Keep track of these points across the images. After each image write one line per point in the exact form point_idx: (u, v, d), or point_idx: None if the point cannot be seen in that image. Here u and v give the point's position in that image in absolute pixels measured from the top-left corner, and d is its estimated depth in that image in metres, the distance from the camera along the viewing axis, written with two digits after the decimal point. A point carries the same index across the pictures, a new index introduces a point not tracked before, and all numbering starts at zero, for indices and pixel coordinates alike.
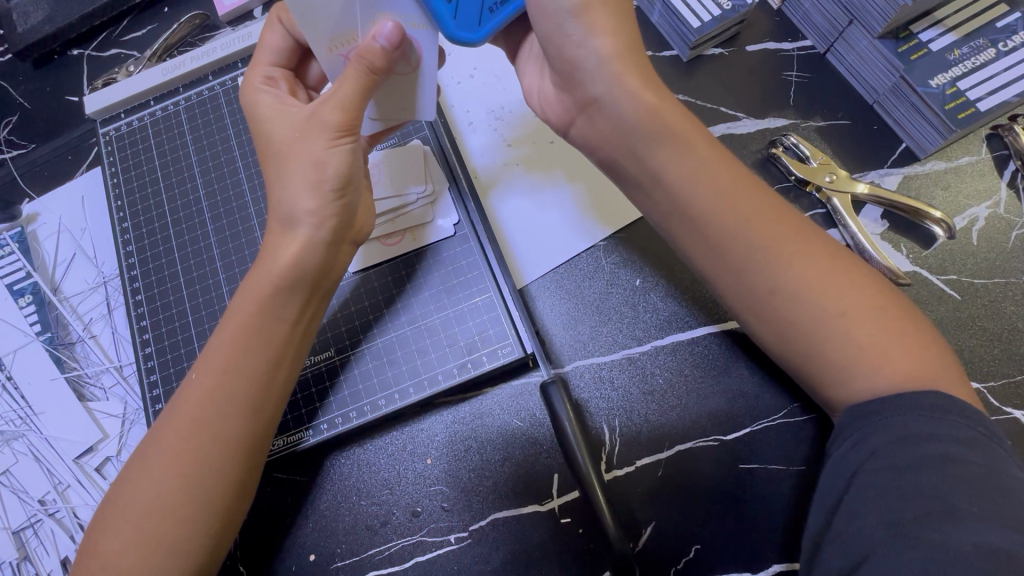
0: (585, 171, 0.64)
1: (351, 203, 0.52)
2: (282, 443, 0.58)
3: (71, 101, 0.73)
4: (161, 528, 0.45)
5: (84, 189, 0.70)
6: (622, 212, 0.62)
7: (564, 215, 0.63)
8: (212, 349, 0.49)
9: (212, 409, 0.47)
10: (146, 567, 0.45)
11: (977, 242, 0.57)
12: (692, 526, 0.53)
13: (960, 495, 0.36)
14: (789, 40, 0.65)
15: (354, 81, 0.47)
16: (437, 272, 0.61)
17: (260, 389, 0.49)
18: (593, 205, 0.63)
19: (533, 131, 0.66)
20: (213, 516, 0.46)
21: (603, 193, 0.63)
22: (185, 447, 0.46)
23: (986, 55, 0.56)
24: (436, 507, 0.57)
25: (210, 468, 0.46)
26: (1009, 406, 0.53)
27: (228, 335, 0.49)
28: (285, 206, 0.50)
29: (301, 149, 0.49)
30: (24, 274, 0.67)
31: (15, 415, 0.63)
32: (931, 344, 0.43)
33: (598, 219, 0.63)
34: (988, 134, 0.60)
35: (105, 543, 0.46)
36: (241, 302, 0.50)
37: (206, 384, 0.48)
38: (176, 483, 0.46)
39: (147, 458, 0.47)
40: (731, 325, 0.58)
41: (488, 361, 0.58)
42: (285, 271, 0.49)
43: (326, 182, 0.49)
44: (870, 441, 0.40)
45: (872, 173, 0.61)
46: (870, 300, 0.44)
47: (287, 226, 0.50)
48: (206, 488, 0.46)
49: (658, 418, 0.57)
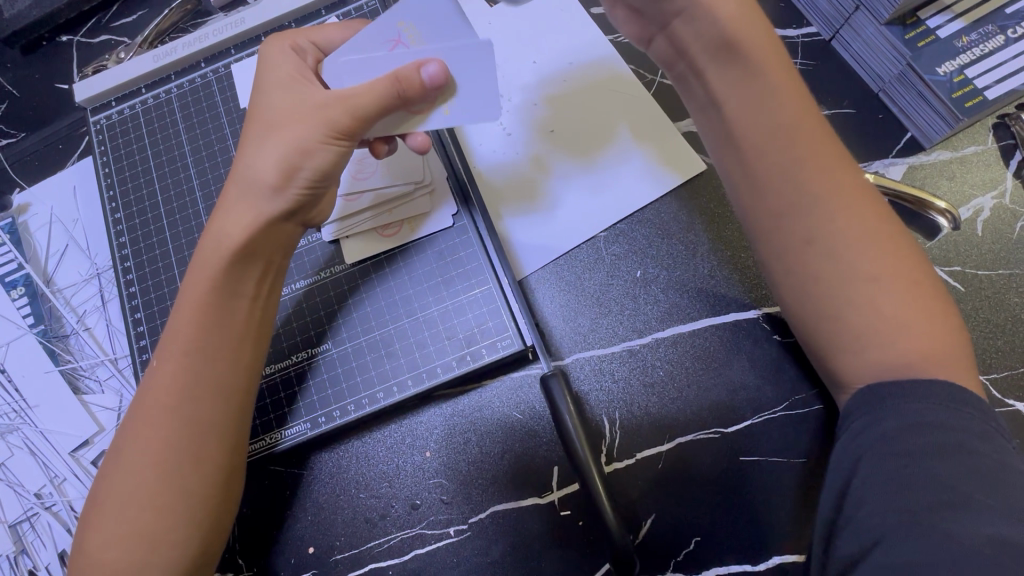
0: (621, 133, 0.64)
1: (319, 193, 0.53)
2: (265, 442, 0.57)
3: (62, 88, 0.71)
4: (147, 521, 0.45)
5: (76, 179, 0.68)
6: (684, 166, 0.62)
7: (636, 172, 0.62)
8: (171, 333, 0.48)
9: (183, 393, 0.46)
10: (135, 558, 0.44)
11: (982, 233, 0.57)
12: (693, 519, 0.53)
13: (969, 485, 0.35)
14: (793, 27, 0.64)
15: (382, 91, 0.48)
16: (434, 263, 0.60)
17: (230, 370, 0.48)
18: (658, 163, 0.63)
19: (536, 115, 0.65)
20: (199, 506, 0.46)
21: (665, 135, 0.63)
22: (162, 436, 0.46)
23: (995, 42, 0.55)
24: (435, 499, 0.56)
25: (189, 456, 0.46)
26: (1012, 398, 0.53)
27: (184, 318, 0.48)
28: (251, 180, 0.49)
29: (291, 132, 0.49)
30: (16, 266, 0.66)
31: (9, 408, 0.62)
32: (948, 332, 0.42)
33: (661, 178, 0.62)
34: (995, 123, 0.59)
35: (95, 540, 0.45)
36: (195, 275, 0.49)
37: (172, 372, 0.47)
38: (155, 473, 0.45)
39: (124, 451, 0.46)
40: (775, 308, 0.57)
41: (486, 354, 0.57)
42: (237, 245, 0.49)
43: (302, 171, 0.49)
44: (877, 428, 0.40)
45: (877, 163, 0.60)
46: (896, 277, 0.42)
47: (245, 198, 0.50)
48: (186, 477, 0.45)
49: (659, 410, 0.56)
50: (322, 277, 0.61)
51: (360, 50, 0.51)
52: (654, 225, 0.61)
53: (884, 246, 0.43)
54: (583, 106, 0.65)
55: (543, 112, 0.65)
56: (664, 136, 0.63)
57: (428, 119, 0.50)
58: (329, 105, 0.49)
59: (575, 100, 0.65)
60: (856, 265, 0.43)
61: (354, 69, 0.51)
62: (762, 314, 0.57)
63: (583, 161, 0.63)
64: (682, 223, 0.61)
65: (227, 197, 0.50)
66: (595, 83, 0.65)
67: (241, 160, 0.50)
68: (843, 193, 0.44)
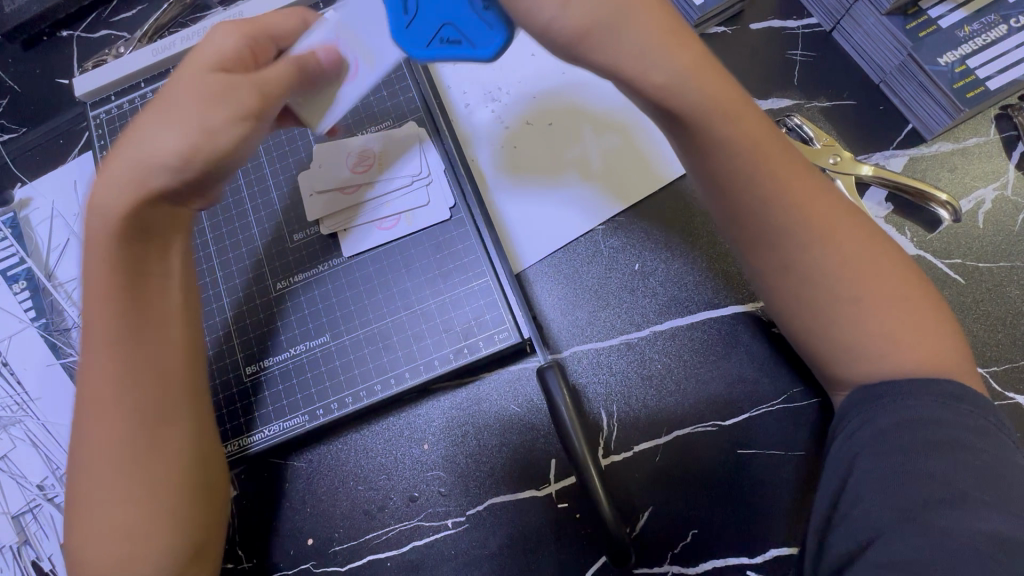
0: (584, 149, 0.63)
1: (214, 184, 0.46)
2: (235, 446, 0.57)
3: (63, 83, 0.72)
4: (122, 520, 0.44)
5: (76, 173, 0.69)
6: (641, 186, 0.62)
7: (580, 203, 0.62)
8: (87, 327, 0.45)
9: (154, 386, 0.46)
10: (118, 556, 0.44)
11: (983, 225, 0.56)
12: (692, 511, 0.53)
13: (967, 482, 0.35)
14: (794, 18, 0.63)
15: (284, 69, 0.45)
16: (434, 256, 0.60)
17: (152, 357, 0.46)
18: (603, 185, 0.62)
19: (511, 123, 0.65)
20: (172, 500, 0.46)
21: (613, 168, 0.62)
22: (113, 435, 0.44)
23: (998, 32, 0.55)
24: (434, 492, 0.57)
25: (151, 448, 0.45)
26: (1012, 391, 0.53)
27: (95, 307, 0.45)
28: (139, 139, 0.43)
29: (186, 107, 0.42)
30: (18, 260, 0.67)
31: (12, 401, 0.63)
32: (946, 325, 0.42)
33: (610, 198, 0.62)
34: (997, 114, 0.58)
35: (77, 538, 0.45)
36: (90, 253, 0.44)
37: (104, 368, 0.44)
38: (123, 472, 0.45)
39: (80, 452, 0.45)
40: (756, 305, 0.57)
41: (484, 346, 0.57)
42: (123, 227, 0.43)
43: (198, 155, 0.42)
44: (873, 423, 0.39)
45: (877, 155, 0.59)
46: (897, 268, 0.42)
47: (129, 174, 0.42)
48: (153, 470, 0.45)
49: (656, 402, 0.56)
50: (319, 270, 0.61)
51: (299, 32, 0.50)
52: (658, 214, 0.61)
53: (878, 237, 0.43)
54: (556, 116, 0.65)
55: (520, 118, 0.65)
56: (624, 156, 0.63)
57: (336, 91, 0.49)
58: (233, 89, 0.43)
59: (549, 108, 0.65)
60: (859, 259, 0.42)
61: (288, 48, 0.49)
62: (757, 308, 0.57)
63: (542, 173, 0.63)
64: (681, 215, 0.60)
65: (111, 163, 0.43)
66: (567, 92, 0.65)
67: (130, 129, 0.43)
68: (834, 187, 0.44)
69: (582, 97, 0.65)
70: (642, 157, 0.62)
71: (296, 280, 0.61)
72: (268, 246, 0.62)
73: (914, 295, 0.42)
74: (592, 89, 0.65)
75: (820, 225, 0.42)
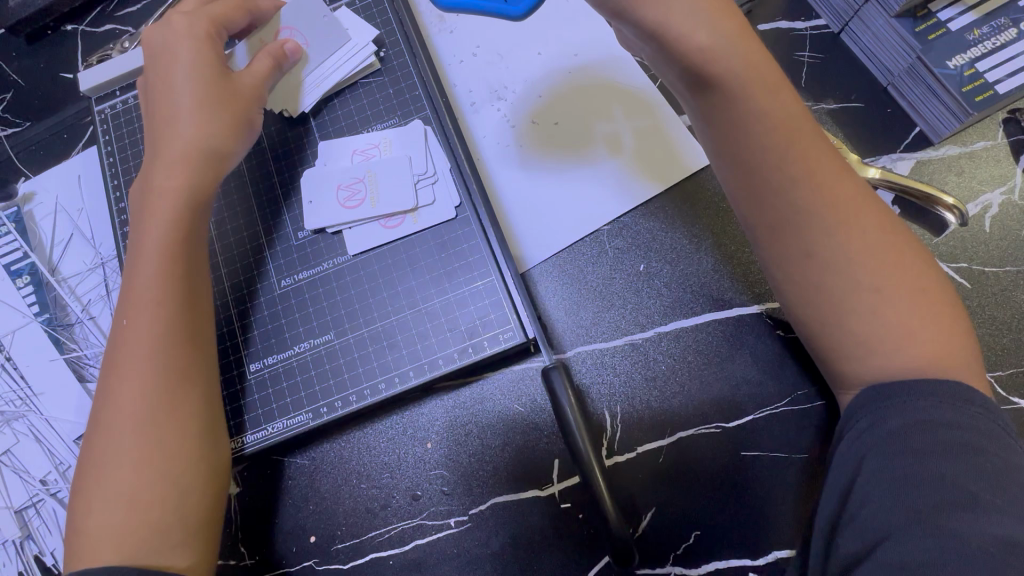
0: (610, 130, 0.64)
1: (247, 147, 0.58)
2: (238, 443, 0.57)
3: (67, 78, 0.72)
4: (132, 482, 0.44)
5: (81, 168, 0.69)
6: (670, 168, 0.62)
7: (608, 182, 0.62)
8: (129, 296, 0.49)
9: (178, 350, 0.48)
10: (125, 519, 0.44)
11: (990, 229, 0.56)
12: (694, 513, 0.53)
13: (979, 485, 0.35)
14: (802, 19, 0.63)
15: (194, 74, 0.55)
16: (438, 255, 0.60)
17: (191, 326, 0.49)
18: (631, 165, 0.62)
19: (533, 108, 0.65)
20: (181, 466, 0.46)
21: (641, 148, 0.63)
22: (139, 391, 0.46)
23: (1008, 35, 0.55)
24: (436, 490, 0.57)
25: (166, 412, 0.46)
26: (1017, 396, 0.53)
27: (145, 275, 0.49)
28: (169, 126, 0.54)
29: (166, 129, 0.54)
30: (22, 255, 0.67)
31: (15, 396, 0.63)
32: (955, 329, 0.42)
33: (639, 180, 0.62)
34: (1005, 118, 0.58)
35: (86, 504, 0.44)
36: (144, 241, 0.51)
37: (141, 332, 0.47)
38: (143, 433, 0.45)
39: (105, 412, 0.46)
40: (773, 306, 0.57)
41: (488, 346, 0.57)
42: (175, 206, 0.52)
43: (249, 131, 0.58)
44: (882, 427, 0.39)
45: (884, 158, 0.59)
46: (907, 272, 0.41)
47: (172, 172, 0.53)
48: (163, 433, 0.46)
49: (661, 404, 0.56)
50: (322, 269, 0.61)
51: (330, 160, 0.63)
52: (665, 215, 0.61)
53: (893, 240, 0.42)
54: (580, 99, 0.65)
55: (543, 103, 0.65)
56: (652, 137, 0.63)
57: (338, 210, 0.61)
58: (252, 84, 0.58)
59: (572, 91, 0.65)
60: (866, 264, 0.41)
61: (323, 174, 0.63)
62: (762, 311, 0.57)
63: (568, 156, 0.63)
64: (687, 217, 0.60)
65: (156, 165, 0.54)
66: (590, 74, 0.65)
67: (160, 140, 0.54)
68: None
69: (605, 80, 0.65)
70: (670, 139, 0.63)
71: (299, 278, 0.61)
72: (273, 243, 0.62)
73: (923, 298, 0.41)
74: (616, 71, 0.65)
75: (833, 226, 0.41)
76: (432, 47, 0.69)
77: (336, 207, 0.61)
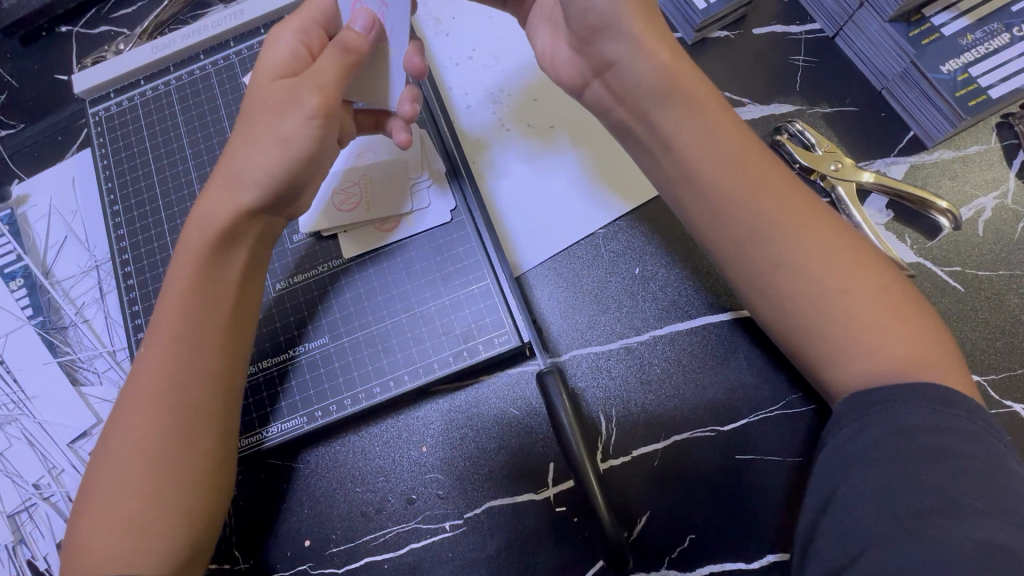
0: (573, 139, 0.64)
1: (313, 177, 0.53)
2: (251, 440, 0.57)
3: (61, 79, 0.71)
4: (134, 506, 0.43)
5: (75, 170, 0.68)
6: (631, 175, 0.62)
7: (575, 180, 0.63)
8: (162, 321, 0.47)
9: (200, 383, 0.46)
10: (123, 545, 0.42)
11: (983, 234, 0.56)
12: (687, 516, 0.53)
13: (962, 489, 0.35)
14: (797, 23, 0.63)
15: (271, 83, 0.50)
16: (434, 258, 0.60)
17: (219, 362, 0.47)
18: (594, 174, 0.63)
19: (499, 118, 0.66)
20: (187, 498, 0.44)
21: (605, 145, 0.63)
22: (154, 416, 0.44)
23: (1000, 40, 0.55)
24: (431, 495, 0.57)
25: (178, 442, 0.44)
26: (1009, 400, 0.53)
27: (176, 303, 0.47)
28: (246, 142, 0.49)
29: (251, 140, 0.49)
30: (15, 258, 0.66)
31: (8, 399, 0.63)
32: (936, 335, 0.42)
33: (603, 188, 0.62)
34: (998, 123, 0.58)
35: (86, 523, 0.43)
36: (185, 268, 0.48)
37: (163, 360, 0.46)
38: (149, 462, 0.43)
39: (113, 437, 0.45)
40: (743, 313, 0.57)
41: (484, 349, 0.57)
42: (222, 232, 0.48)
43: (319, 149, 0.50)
44: (867, 433, 0.39)
45: (878, 162, 0.59)
46: (873, 282, 0.42)
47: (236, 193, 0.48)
48: (171, 461, 0.44)
49: (655, 407, 0.56)
50: (319, 271, 0.61)
51: None
52: (657, 218, 0.61)
53: (854, 252, 0.43)
54: (542, 109, 0.65)
55: (505, 114, 0.66)
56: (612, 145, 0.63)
57: (332, 210, 0.61)
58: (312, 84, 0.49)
59: (533, 102, 0.66)
60: (832, 275, 0.42)
61: None
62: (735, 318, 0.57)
63: (533, 166, 0.64)
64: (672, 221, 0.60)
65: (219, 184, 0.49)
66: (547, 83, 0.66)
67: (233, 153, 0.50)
68: (798, 205, 0.44)
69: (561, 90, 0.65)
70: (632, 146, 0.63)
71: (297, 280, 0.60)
72: None
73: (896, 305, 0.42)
74: None
75: None
76: (428, 49, 0.69)
77: (330, 207, 0.61)
